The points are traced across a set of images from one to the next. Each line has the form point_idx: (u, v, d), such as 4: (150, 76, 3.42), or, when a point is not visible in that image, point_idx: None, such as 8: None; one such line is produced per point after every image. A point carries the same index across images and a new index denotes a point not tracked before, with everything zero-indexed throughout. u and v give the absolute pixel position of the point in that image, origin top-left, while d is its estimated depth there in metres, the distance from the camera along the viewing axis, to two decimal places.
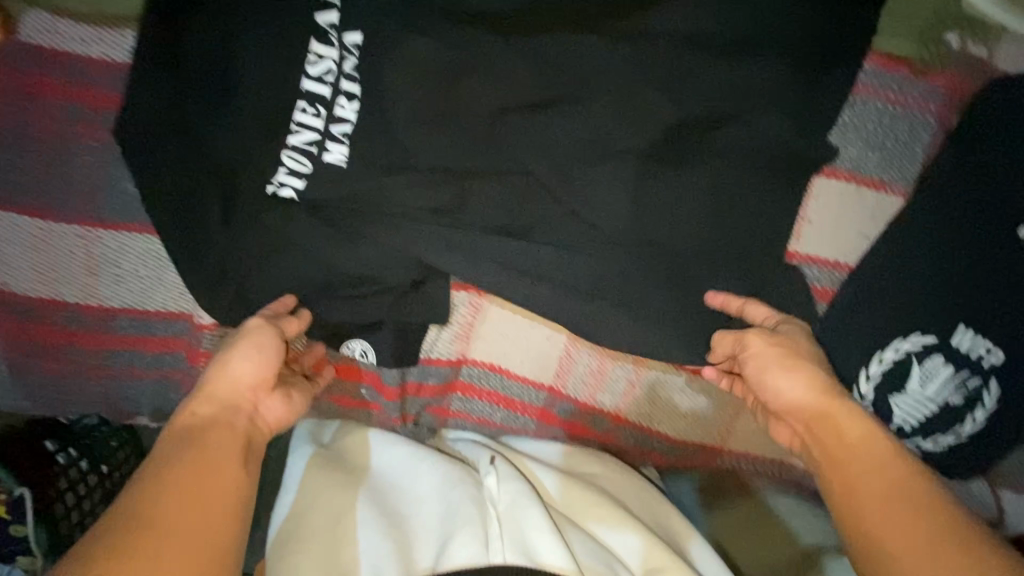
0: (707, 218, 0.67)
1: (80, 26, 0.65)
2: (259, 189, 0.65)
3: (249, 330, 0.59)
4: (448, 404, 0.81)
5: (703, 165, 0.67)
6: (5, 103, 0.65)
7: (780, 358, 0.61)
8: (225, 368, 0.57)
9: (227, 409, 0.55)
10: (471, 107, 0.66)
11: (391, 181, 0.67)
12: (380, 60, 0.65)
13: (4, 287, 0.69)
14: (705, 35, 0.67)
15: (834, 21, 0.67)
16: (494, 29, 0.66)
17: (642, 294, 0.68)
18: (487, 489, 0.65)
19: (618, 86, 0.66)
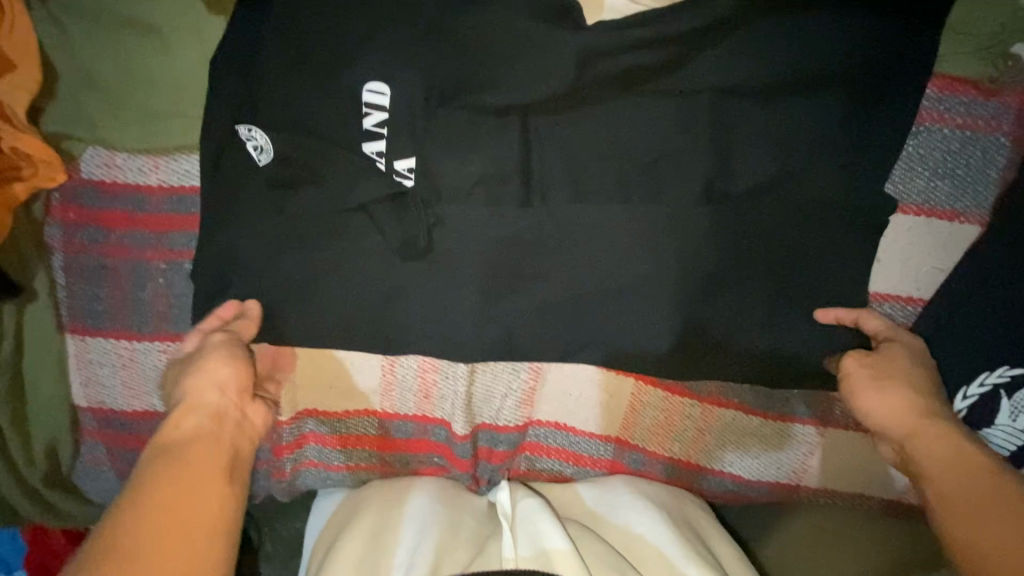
0: (764, 278, 0.67)
1: (138, 157, 0.68)
2: (321, 300, 0.68)
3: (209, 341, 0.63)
4: (518, 464, 0.84)
5: (753, 221, 0.66)
6: (80, 239, 0.69)
7: (902, 369, 0.63)
8: (201, 374, 0.60)
9: (193, 456, 0.54)
10: (513, 194, 0.67)
11: (446, 275, 0.68)
12: (427, 161, 0.67)
13: (103, 406, 0.73)
14: (743, 87, 0.65)
15: (888, 52, 0.63)
16: (530, 113, 0.67)
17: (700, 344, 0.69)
18: (500, 505, 0.72)
19: (655, 152, 0.66)
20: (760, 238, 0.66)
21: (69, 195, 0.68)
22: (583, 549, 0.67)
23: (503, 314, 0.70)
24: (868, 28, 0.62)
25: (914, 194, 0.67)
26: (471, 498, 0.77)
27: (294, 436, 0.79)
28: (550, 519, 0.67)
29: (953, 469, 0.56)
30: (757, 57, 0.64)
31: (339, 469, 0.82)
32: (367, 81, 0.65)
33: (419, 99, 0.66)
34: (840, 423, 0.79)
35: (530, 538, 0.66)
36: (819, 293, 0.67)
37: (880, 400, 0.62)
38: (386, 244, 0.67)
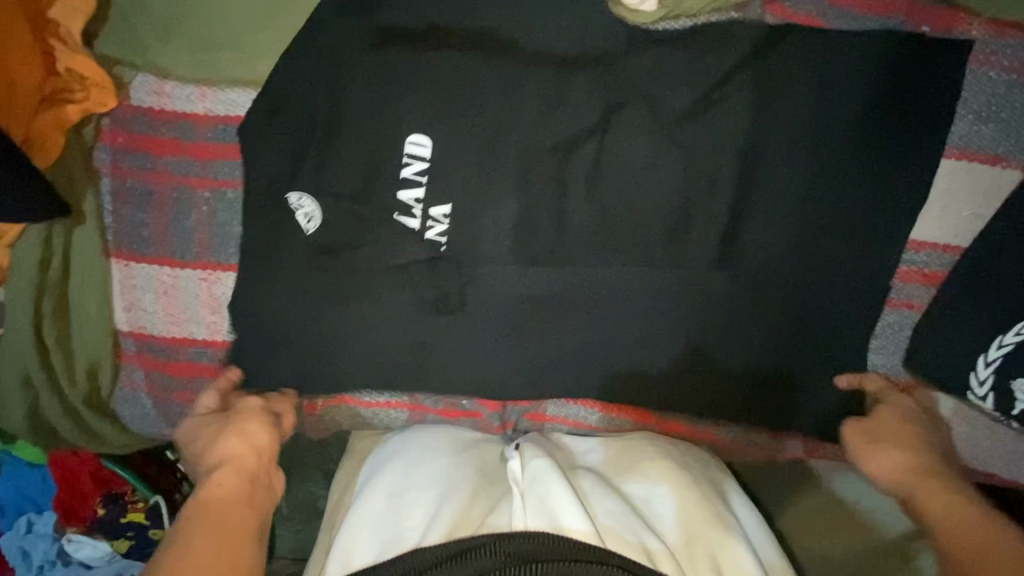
0: (787, 224, 0.71)
1: (185, 86, 0.70)
2: (368, 234, 0.71)
3: (242, 406, 0.66)
4: (544, 409, 0.83)
5: (780, 172, 0.70)
6: (128, 164, 0.71)
7: (902, 432, 0.66)
8: (235, 437, 0.61)
9: (232, 506, 0.55)
10: (551, 140, 0.71)
11: (486, 215, 0.72)
12: (469, 105, 0.69)
13: (143, 331, 0.75)
14: (783, 74, 0.69)
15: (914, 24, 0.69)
16: (572, 76, 0.70)
17: (719, 329, 0.74)
18: (510, 471, 0.67)
19: (688, 116, 0.70)
20: (787, 222, 0.71)
21: (120, 121, 0.70)
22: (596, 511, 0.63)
23: (541, 257, 0.73)
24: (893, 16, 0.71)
25: (959, 134, 0.70)
26: (480, 452, 0.73)
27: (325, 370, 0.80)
28: (559, 480, 0.64)
29: (948, 511, 0.56)
30: (796, 48, 0.69)
31: (372, 407, 0.82)
32: (410, 134, 0.69)
33: (470, 56, 0.69)
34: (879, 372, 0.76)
35: (543, 507, 0.61)
36: (848, 241, 0.71)
37: (877, 460, 0.64)
38: (429, 199, 0.71)
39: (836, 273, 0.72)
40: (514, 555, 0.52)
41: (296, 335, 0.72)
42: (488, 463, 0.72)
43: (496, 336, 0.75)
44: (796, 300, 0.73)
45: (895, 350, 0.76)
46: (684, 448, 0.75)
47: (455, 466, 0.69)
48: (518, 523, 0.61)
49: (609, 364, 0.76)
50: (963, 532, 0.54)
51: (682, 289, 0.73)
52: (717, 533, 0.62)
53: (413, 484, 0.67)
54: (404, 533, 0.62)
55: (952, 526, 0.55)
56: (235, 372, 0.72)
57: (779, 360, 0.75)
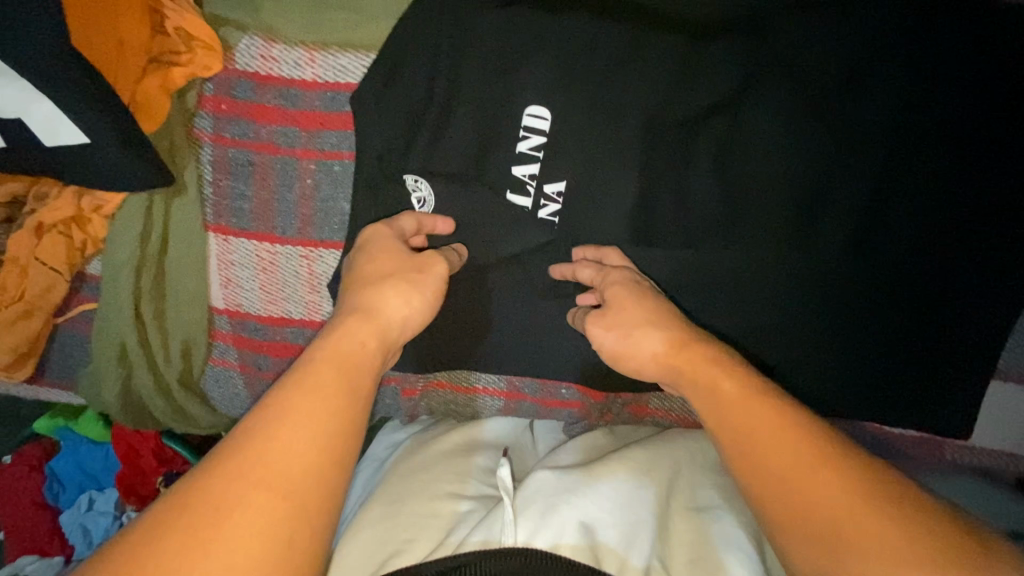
0: (934, 212, 0.66)
1: (294, 50, 0.65)
2: (477, 211, 0.68)
3: (427, 260, 0.58)
4: (646, 402, 0.78)
5: (929, 154, 0.65)
6: (230, 133, 0.67)
7: (643, 315, 0.59)
8: (387, 294, 0.54)
9: (339, 370, 0.47)
10: (674, 114, 0.66)
11: (601, 194, 0.68)
12: (593, 78, 0.66)
13: (238, 308, 0.72)
14: (935, 62, 0.64)
15: None
16: (711, 43, 0.65)
17: (844, 327, 0.70)
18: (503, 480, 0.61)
19: (832, 87, 0.65)
20: (910, 220, 0.66)
21: (222, 87, 0.66)
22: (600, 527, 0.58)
23: (655, 240, 0.69)
24: None
25: None
26: (487, 455, 0.69)
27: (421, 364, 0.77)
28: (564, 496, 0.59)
29: (770, 457, 0.46)
30: (955, 30, 0.63)
31: (467, 392, 0.79)
32: (529, 104, 0.66)
33: (599, 23, 0.65)
34: (1007, 373, 0.72)
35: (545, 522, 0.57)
36: (999, 232, 0.66)
37: (640, 343, 0.58)
38: (544, 176, 0.68)
39: (985, 266, 0.67)
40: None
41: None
42: (489, 471, 0.66)
43: None
44: (937, 293, 0.68)
45: None
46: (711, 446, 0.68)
47: (445, 476, 0.64)
48: (508, 536, 0.54)
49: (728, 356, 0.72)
50: (820, 505, 0.43)
51: (799, 276, 0.69)
52: (719, 556, 0.56)
53: (414, 494, 0.63)
54: (400, 549, 0.57)
55: (806, 498, 0.43)
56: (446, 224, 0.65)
57: (905, 364, 0.71)
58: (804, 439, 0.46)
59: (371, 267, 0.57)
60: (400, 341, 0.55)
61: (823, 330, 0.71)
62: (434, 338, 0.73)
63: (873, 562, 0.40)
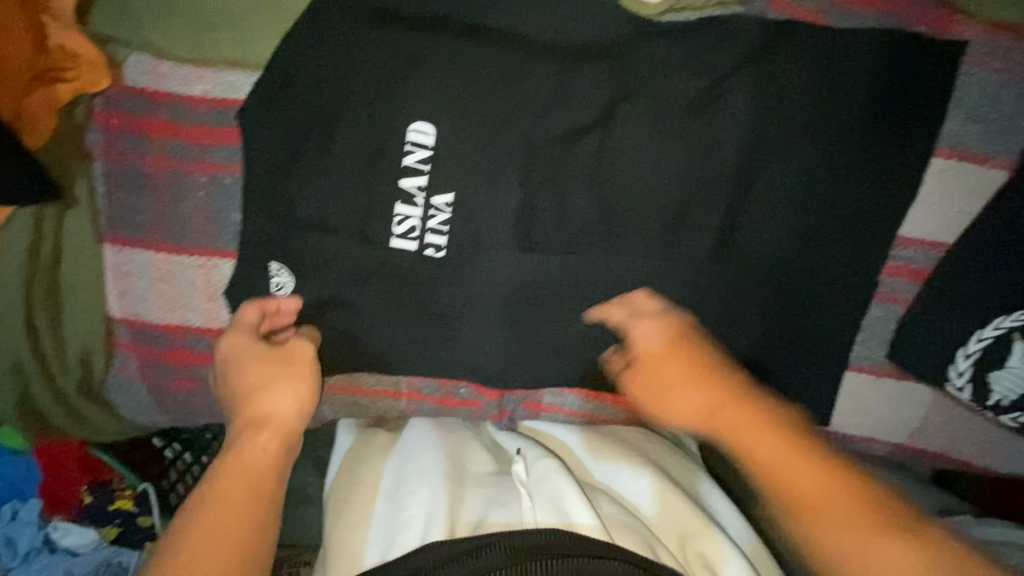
0: (788, 221, 0.72)
1: (180, 68, 0.68)
2: (369, 222, 0.72)
3: (291, 346, 0.64)
4: (540, 398, 0.84)
5: (782, 168, 0.71)
6: (121, 147, 0.69)
7: (682, 373, 0.59)
8: (265, 398, 0.60)
9: (236, 501, 0.53)
10: (550, 132, 0.71)
11: (488, 205, 0.72)
12: (472, 96, 0.70)
13: (137, 317, 0.74)
14: (787, 81, 0.68)
15: (918, 21, 0.67)
16: (579, 67, 0.69)
17: (720, 324, 0.75)
18: (515, 473, 0.68)
19: (694, 109, 0.70)
20: (773, 296, 0.75)
21: (112, 101, 0.68)
22: (604, 514, 0.66)
23: (541, 248, 0.74)
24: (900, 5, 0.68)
25: (948, 133, 0.69)
26: (490, 446, 0.75)
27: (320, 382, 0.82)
28: (566, 478, 0.66)
29: (771, 467, 0.53)
30: (806, 56, 0.68)
31: (369, 394, 0.83)
32: (413, 121, 0.69)
33: (472, 43, 0.69)
34: (861, 367, 0.80)
35: (553, 503, 0.64)
36: (846, 241, 0.73)
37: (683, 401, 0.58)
38: (431, 187, 0.71)
39: (835, 272, 0.74)
40: (521, 548, 0.55)
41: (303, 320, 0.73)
42: (491, 459, 0.72)
43: (498, 324, 0.76)
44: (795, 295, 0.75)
45: (880, 342, 0.78)
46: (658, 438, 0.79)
47: (446, 464, 0.69)
48: (528, 518, 0.62)
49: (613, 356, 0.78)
50: (833, 503, 0.50)
51: (673, 283, 0.74)
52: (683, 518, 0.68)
53: (416, 476, 0.67)
54: (406, 525, 0.62)
55: (809, 510, 0.50)
56: (292, 301, 0.68)
57: (770, 354, 0.77)
58: (804, 455, 0.52)
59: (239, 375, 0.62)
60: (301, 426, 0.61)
61: (695, 329, 0.76)
62: (333, 347, 0.75)
63: (875, 557, 0.47)
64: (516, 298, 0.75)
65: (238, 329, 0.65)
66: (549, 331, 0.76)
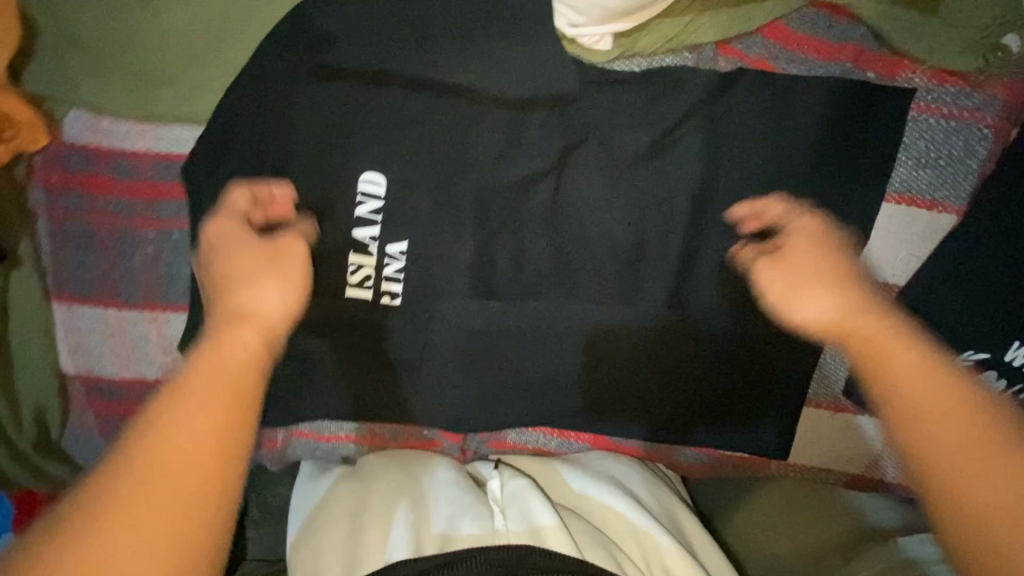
0: (743, 265, 0.72)
1: (122, 124, 0.67)
2: (322, 272, 0.71)
3: (284, 239, 0.49)
4: (505, 436, 0.85)
5: (740, 213, 0.70)
6: (66, 205, 0.68)
7: (819, 268, 0.49)
8: (248, 289, 0.45)
9: (220, 379, 0.39)
10: (504, 179, 0.70)
11: (444, 251, 0.71)
12: (423, 144, 0.69)
13: (91, 372, 0.73)
14: (738, 126, 0.68)
15: (868, 65, 0.67)
16: (531, 116, 0.69)
17: (669, 370, 0.78)
18: (491, 490, 0.72)
19: (647, 156, 0.69)
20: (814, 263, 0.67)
21: (53, 160, 0.67)
22: (573, 528, 0.67)
23: (499, 294, 0.73)
24: (850, 50, 0.67)
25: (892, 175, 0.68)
26: (461, 469, 0.76)
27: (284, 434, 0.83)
28: (538, 496, 0.69)
29: (881, 361, 0.43)
30: (757, 102, 0.67)
31: (330, 440, 0.83)
32: (363, 171, 0.68)
33: (419, 92, 0.68)
34: (815, 403, 0.82)
35: (528, 521, 0.65)
36: None
37: (809, 302, 0.48)
38: (385, 236, 0.70)
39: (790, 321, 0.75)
40: (495, 561, 0.55)
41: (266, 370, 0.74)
42: (463, 479, 0.74)
43: (458, 368, 0.76)
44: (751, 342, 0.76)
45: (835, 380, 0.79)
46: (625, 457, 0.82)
47: (418, 490, 0.71)
48: (500, 532, 0.65)
49: (573, 395, 0.79)
50: (940, 410, 0.40)
51: (629, 326, 0.75)
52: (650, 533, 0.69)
53: (391, 503, 0.70)
54: (372, 550, 0.64)
55: (921, 411, 0.40)
56: (286, 188, 0.58)
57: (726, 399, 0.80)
58: (920, 352, 0.42)
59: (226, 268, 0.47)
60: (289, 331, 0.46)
61: (650, 373, 0.78)
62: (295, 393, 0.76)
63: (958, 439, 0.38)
64: (476, 342, 0.75)
65: (225, 215, 0.52)
66: (510, 373, 0.77)
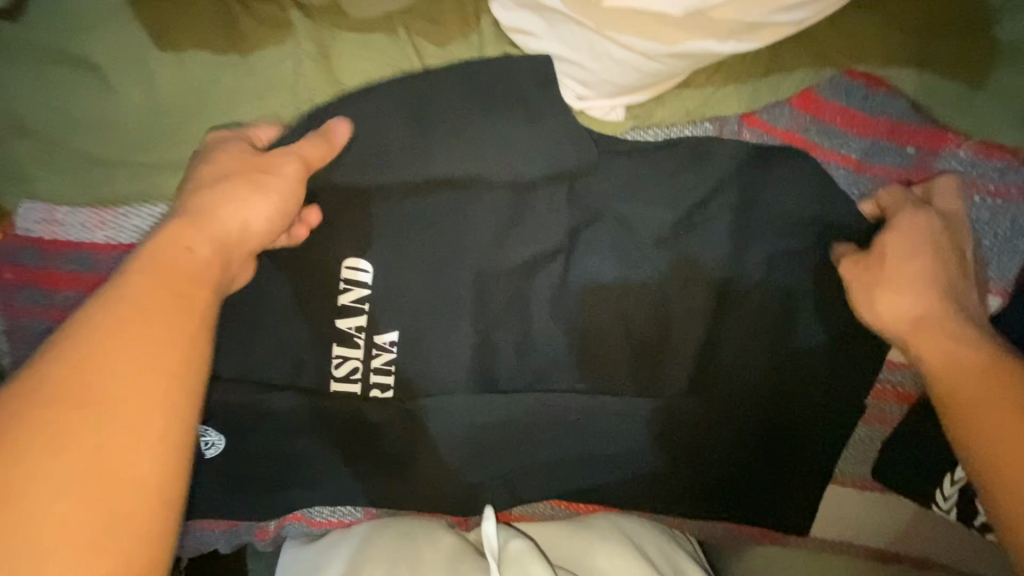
0: (765, 346, 0.67)
1: (80, 212, 0.60)
2: (306, 365, 0.65)
3: (272, 160, 0.54)
4: (509, 511, 0.81)
5: (762, 293, 0.65)
6: (20, 302, 0.62)
7: (906, 271, 0.57)
8: (233, 207, 0.50)
9: (169, 310, 0.42)
10: (506, 261, 0.64)
11: (440, 338, 0.65)
12: (415, 227, 0.62)
13: None
14: (760, 203, 0.62)
15: (907, 138, 0.60)
16: (532, 197, 0.63)
17: (688, 460, 0.72)
18: (487, 541, 0.65)
19: (663, 240, 0.63)
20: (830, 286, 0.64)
21: (6, 254, 0.61)
22: None
23: (503, 381, 0.68)
24: (889, 121, 0.60)
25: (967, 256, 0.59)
26: (461, 538, 0.71)
27: (275, 524, 0.77)
28: (540, 560, 0.64)
29: (942, 368, 0.52)
30: (782, 176, 0.61)
31: (322, 525, 0.78)
32: (345, 259, 0.62)
33: (409, 176, 0.61)
34: (842, 480, 0.76)
35: None
36: (834, 365, 0.68)
37: (885, 303, 0.57)
38: (373, 326, 0.64)
39: (827, 400, 0.69)
40: None
41: (248, 470, 0.68)
42: (461, 547, 0.69)
43: (459, 459, 0.70)
44: (784, 421, 0.70)
45: (862, 459, 0.75)
46: (633, 513, 0.77)
47: (411, 562, 0.67)
48: None
49: (583, 478, 0.74)
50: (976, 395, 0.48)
51: (645, 412, 0.69)
52: None
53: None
54: None
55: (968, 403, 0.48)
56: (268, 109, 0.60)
57: (753, 478, 0.74)
58: (974, 352, 0.51)
59: (207, 180, 0.53)
60: (251, 250, 0.52)
61: (667, 463, 0.72)
62: (281, 489, 0.70)
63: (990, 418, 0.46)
64: (479, 433, 0.69)
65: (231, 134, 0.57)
66: (514, 463, 0.71)
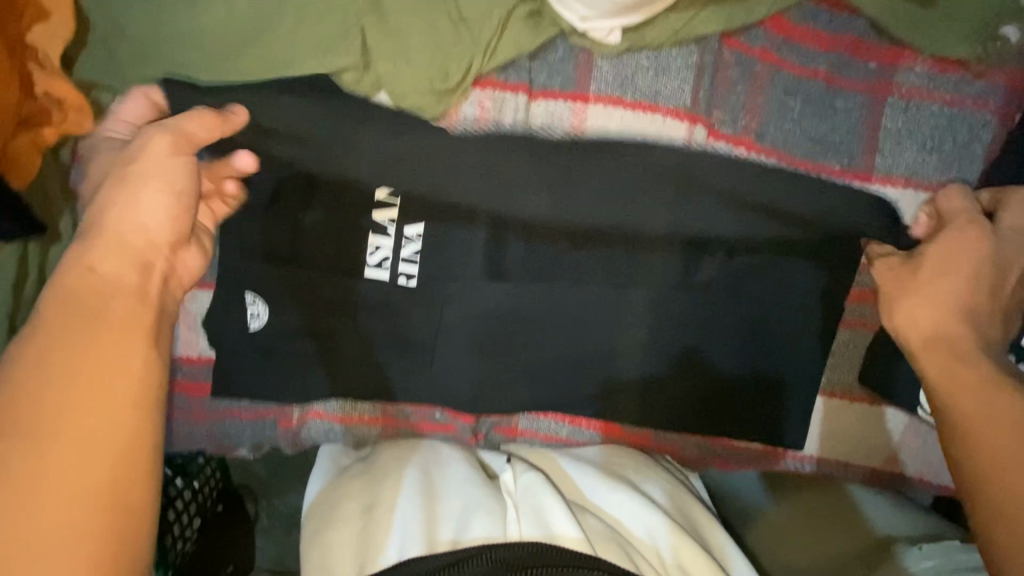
0: (755, 248, 0.73)
1: None
2: (342, 252, 0.74)
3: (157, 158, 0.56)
4: (516, 423, 0.85)
5: (749, 191, 0.71)
6: None
7: (944, 288, 0.63)
8: (129, 211, 0.53)
9: (103, 319, 0.46)
10: (520, 162, 0.72)
11: (459, 232, 0.74)
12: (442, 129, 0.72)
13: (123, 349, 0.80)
14: None
15: (869, 56, 0.71)
16: (542, 110, 0.76)
17: (688, 366, 0.77)
18: (504, 481, 0.71)
19: (657, 148, 0.72)
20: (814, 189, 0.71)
21: None
22: (592, 533, 0.65)
23: (514, 276, 0.75)
24: (854, 38, 0.71)
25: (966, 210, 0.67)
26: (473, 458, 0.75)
27: (299, 413, 0.84)
28: (551, 492, 0.67)
29: (954, 389, 0.56)
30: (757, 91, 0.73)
31: (344, 421, 0.84)
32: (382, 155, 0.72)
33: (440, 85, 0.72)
34: (833, 391, 0.82)
35: (536, 515, 0.65)
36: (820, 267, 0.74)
37: (917, 312, 0.64)
38: (402, 218, 0.73)
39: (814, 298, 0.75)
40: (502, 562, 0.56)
41: (284, 350, 0.75)
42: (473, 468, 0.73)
43: (472, 351, 0.77)
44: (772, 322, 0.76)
45: (850, 367, 0.81)
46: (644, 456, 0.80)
47: (428, 480, 0.70)
48: (512, 532, 0.64)
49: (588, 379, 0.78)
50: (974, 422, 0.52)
51: (643, 311, 0.75)
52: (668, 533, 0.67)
53: (403, 491, 0.69)
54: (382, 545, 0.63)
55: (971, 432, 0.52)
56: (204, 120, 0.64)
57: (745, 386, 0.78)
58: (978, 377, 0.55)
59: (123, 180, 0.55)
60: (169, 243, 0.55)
61: (670, 367, 0.77)
62: (312, 374, 0.77)
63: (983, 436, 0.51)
64: (490, 324, 0.76)
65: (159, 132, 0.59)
66: (522, 359, 0.77)
